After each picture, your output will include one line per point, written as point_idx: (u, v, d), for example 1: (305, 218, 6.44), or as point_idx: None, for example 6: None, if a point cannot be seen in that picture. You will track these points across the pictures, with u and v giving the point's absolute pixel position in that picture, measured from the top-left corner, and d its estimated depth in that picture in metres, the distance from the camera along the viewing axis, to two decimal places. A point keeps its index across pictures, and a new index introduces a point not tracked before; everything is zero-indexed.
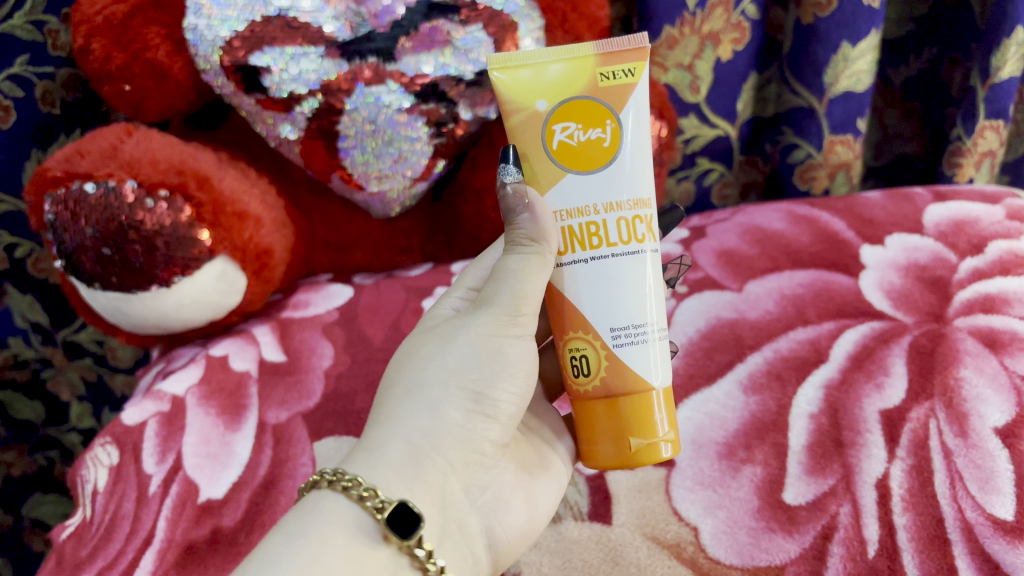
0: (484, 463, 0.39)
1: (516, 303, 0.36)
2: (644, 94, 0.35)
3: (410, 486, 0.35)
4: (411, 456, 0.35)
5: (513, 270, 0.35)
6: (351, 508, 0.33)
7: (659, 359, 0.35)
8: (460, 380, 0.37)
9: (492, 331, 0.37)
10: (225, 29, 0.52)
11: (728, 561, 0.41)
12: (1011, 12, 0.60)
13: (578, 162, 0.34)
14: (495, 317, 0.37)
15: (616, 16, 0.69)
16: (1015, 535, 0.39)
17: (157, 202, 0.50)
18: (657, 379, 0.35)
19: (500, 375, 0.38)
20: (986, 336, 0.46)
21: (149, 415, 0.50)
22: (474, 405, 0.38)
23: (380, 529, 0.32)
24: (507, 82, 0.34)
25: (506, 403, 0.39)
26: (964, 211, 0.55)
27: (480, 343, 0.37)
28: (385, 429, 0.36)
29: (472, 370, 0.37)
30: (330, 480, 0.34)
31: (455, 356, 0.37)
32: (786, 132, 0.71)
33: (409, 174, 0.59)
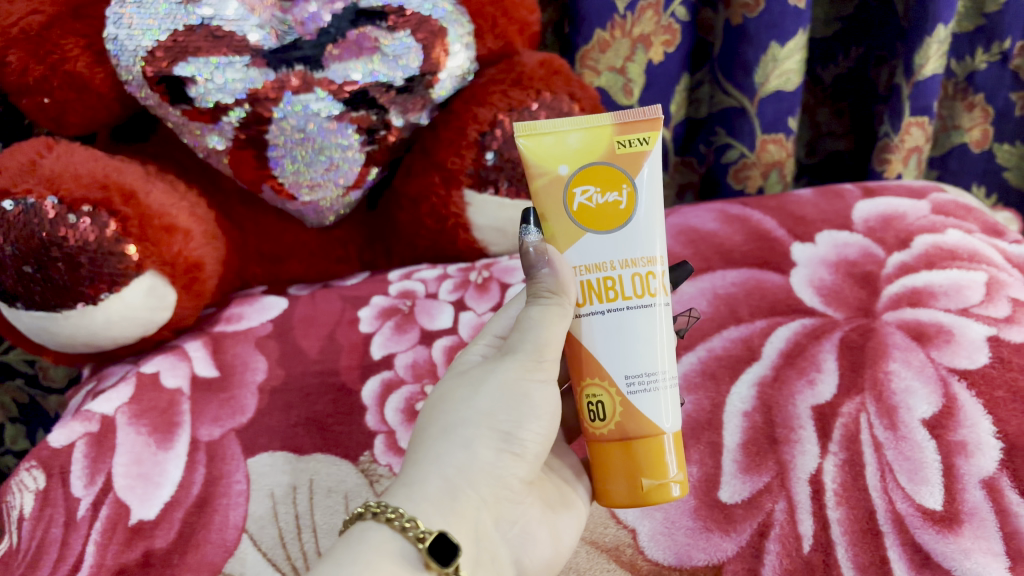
0: (514, 498, 0.38)
1: (541, 349, 0.36)
2: (658, 160, 0.36)
3: (447, 519, 0.34)
4: (447, 491, 0.35)
5: (538, 318, 0.35)
6: (395, 539, 0.32)
7: (673, 405, 0.35)
8: (490, 422, 0.37)
9: (518, 375, 0.37)
10: (147, 39, 0.51)
11: (666, 562, 0.42)
12: (931, 11, 0.61)
13: (597, 223, 0.35)
14: (520, 364, 0.37)
15: (549, 19, 0.69)
16: (944, 525, 0.40)
17: (79, 217, 0.49)
18: (669, 424, 0.35)
19: (528, 417, 0.37)
20: (913, 330, 0.47)
21: (77, 436, 0.48)
22: (505, 444, 0.37)
23: (422, 557, 0.32)
24: (531, 151, 0.35)
25: (533, 443, 0.38)
26: (892, 206, 0.56)
27: (507, 388, 0.37)
28: (422, 466, 0.36)
29: (503, 413, 0.37)
30: (374, 512, 0.33)
31: (487, 399, 0.37)
32: (719, 132, 0.71)
33: (342, 182, 0.58)
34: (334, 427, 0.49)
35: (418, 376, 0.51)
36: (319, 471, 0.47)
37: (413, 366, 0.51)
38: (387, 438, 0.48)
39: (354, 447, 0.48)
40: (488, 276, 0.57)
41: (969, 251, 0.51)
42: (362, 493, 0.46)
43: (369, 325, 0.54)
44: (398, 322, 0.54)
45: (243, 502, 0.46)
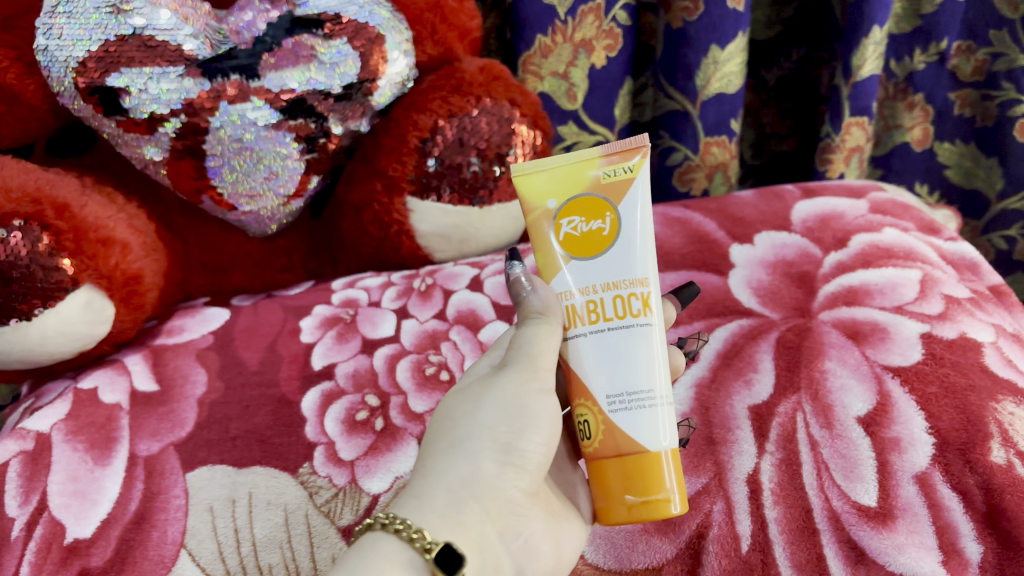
0: (518, 510, 0.38)
1: (534, 361, 0.36)
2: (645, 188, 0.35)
3: (454, 529, 0.34)
4: (453, 504, 0.35)
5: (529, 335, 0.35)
6: (404, 551, 0.33)
7: (668, 421, 0.34)
8: (493, 434, 0.37)
9: (517, 386, 0.37)
10: (78, 49, 0.50)
11: (606, 566, 0.42)
12: (866, 12, 0.62)
13: (582, 250, 0.35)
14: (517, 374, 0.37)
15: (491, 25, 0.69)
16: (878, 520, 0.40)
17: (10, 231, 0.48)
18: (666, 441, 0.34)
19: (529, 427, 0.37)
20: (848, 329, 0.47)
21: (10, 455, 0.47)
22: (506, 457, 0.37)
23: (427, 565, 0.32)
24: (523, 185, 0.36)
25: (536, 453, 0.37)
26: (830, 206, 0.57)
27: (509, 399, 0.37)
28: (428, 478, 0.36)
29: (503, 424, 0.37)
30: (383, 523, 0.33)
31: (488, 411, 0.37)
32: (663, 136, 0.72)
33: (282, 191, 0.58)
34: (273, 439, 0.48)
35: (359, 385, 0.51)
36: (257, 484, 0.46)
37: (354, 376, 0.51)
38: (328, 449, 0.47)
39: (293, 458, 0.47)
40: (432, 283, 0.57)
41: (904, 249, 0.52)
42: (301, 505, 0.45)
43: (311, 334, 0.54)
44: (340, 331, 0.54)
45: (181, 517, 0.45)
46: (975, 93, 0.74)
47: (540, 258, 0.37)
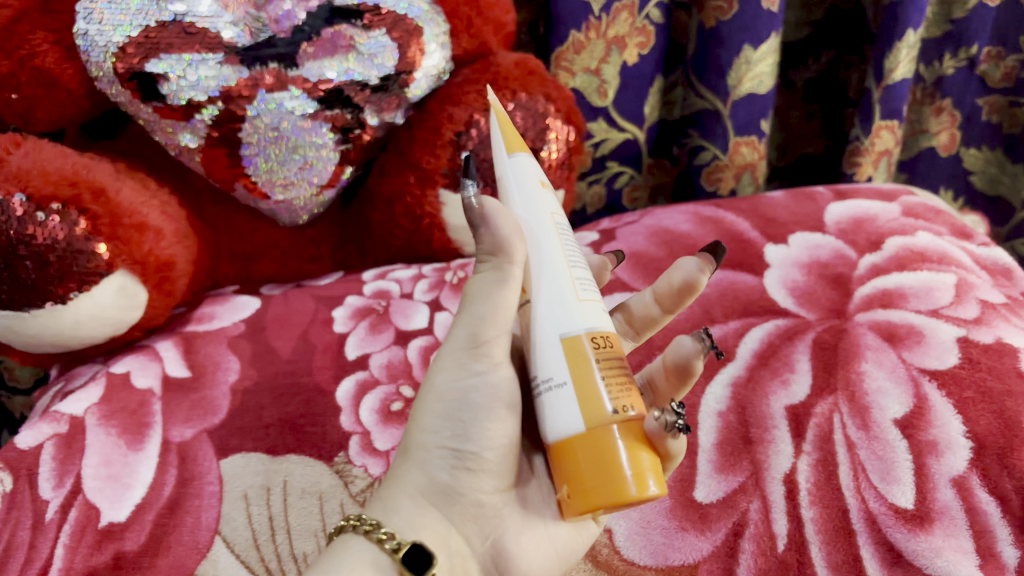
0: (489, 511, 0.37)
1: (474, 331, 0.34)
2: (505, 140, 0.34)
3: (412, 531, 0.35)
4: (416, 509, 0.35)
5: (486, 282, 0.33)
6: (371, 551, 0.33)
7: (573, 403, 0.30)
8: (438, 437, 0.36)
9: (454, 376, 0.35)
10: (118, 35, 0.50)
11: (642, 562, 0.42)
12: (901, 16, 0.62)
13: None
14: (454, 361, 0.35)
15: (523, 20, 0.69)
16: (915, 523, 0.40)
17: (48, 215, 0.48)
18: (557, 432, 0.31)
19: (473, 423, 0.35)
20: (884, 331, 0.47)
21: (45, 438, 0.47)
22: (458, 459, 0.36)
23: (397, 566, 0.33)
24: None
25: (493, 452, 0.36)
26: (863, 209, 0.57)
27: (448, 391, 0.35)
28: (393, 485, 0.36)
29: (446, 427, 0.36)
30: (353, 525, 0.34)
31: (432, 413, 0.36)
32: (692, 134, 0.72)
33: (316, 181, 0.58)
34: (307, 428, 0.48)
35: (394, 376, 0.51)
36: (292, 472, 0.46)
37: (388, 367, 0.51)
38: (363, 438, 0.48)
39: (328, 447, 0.47)
40: (464, 277, 0.58)
41: (939, 253, 0.52)
42: (337, 494, 0.46)
43: (343, 325, 0.54)
44: (372, 322, 0.54)
45: (215, 504, 0.45)
46: (1002, 100, 0.74)
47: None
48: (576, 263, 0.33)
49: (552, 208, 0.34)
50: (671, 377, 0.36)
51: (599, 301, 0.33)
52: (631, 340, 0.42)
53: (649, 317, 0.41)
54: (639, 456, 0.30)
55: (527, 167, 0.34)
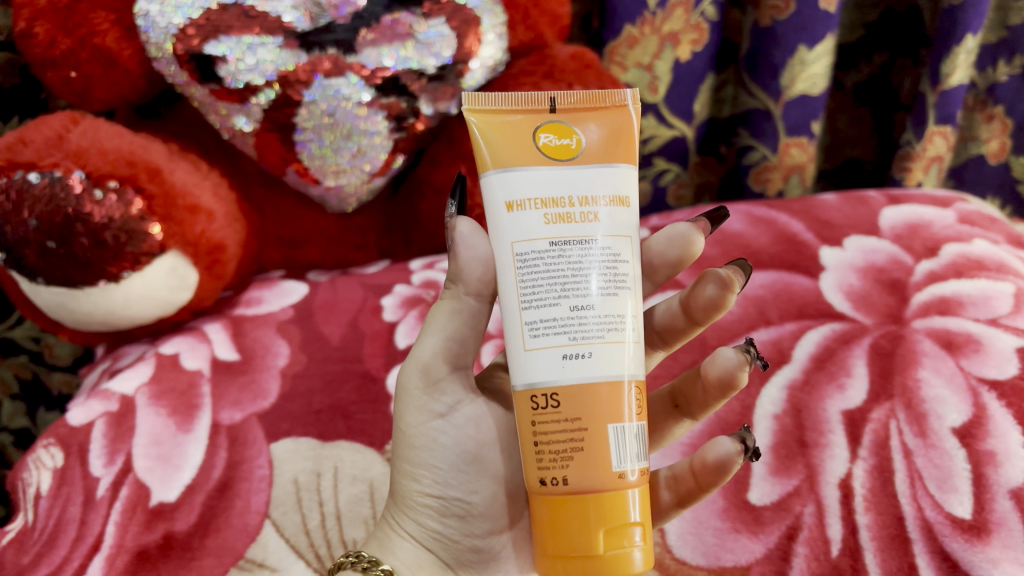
0: (487, 553, 0.38)
1: (427, 367, 0.35)
2: (484, 148, 0.32)
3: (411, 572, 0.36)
4: (412, 553, 0.36)
5: (444, 313, 0.35)
6: None
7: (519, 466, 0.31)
8: (419, 486, 0.36)
9: (420, 421, 0.36)
10: (178, 16, 0.51)
11: (694, 562, 0.42)
12: (961, 20, 0.62)
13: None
14: (416, 406, 0.36)
15: (576, 14, 0.69)
16: (973, 533, 0.39)
17: (106, 193, 0.48)
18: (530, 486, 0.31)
19: (449, 465, 0.36)
20: (942, 338, 0.46)
21: (96, 415, 0.47)
22: (442, 504, 0.36)
23: None
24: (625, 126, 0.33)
25: (473, 494, 0.37)
26: (918, 214, 0.56)
27: (417, 437, 0.36)
28: (385, 529, 0.37)
29: (425, 474, 0.36)
30: (351, 562, 0.36)
31: (409, 461, 0.36)
32: (742, 133, 0.71)
33: (367, 169, 0.57)
34: (357, 415, 0.48)
35: None
36: (342, 458, 0.46)
37: None
38: None
39: (379, 435, 0.47)
40: None
41: (996, 262, 0.51)
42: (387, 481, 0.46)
43: (393, 314, 0.54)
44: (422, 312, 0.54)
45: (265, 488, 0.45)
46: None
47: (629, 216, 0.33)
48: (534, 304, 0.30)
49: (521, 234, 0.31)
50: (715, 389, 0.35)
51: (563, 347, 0.30)
52: (663, 349, 0.40)
53: (675, 327, 0.39)
54: (587, 530, 0.29)
55: (496, 185, 0.31)
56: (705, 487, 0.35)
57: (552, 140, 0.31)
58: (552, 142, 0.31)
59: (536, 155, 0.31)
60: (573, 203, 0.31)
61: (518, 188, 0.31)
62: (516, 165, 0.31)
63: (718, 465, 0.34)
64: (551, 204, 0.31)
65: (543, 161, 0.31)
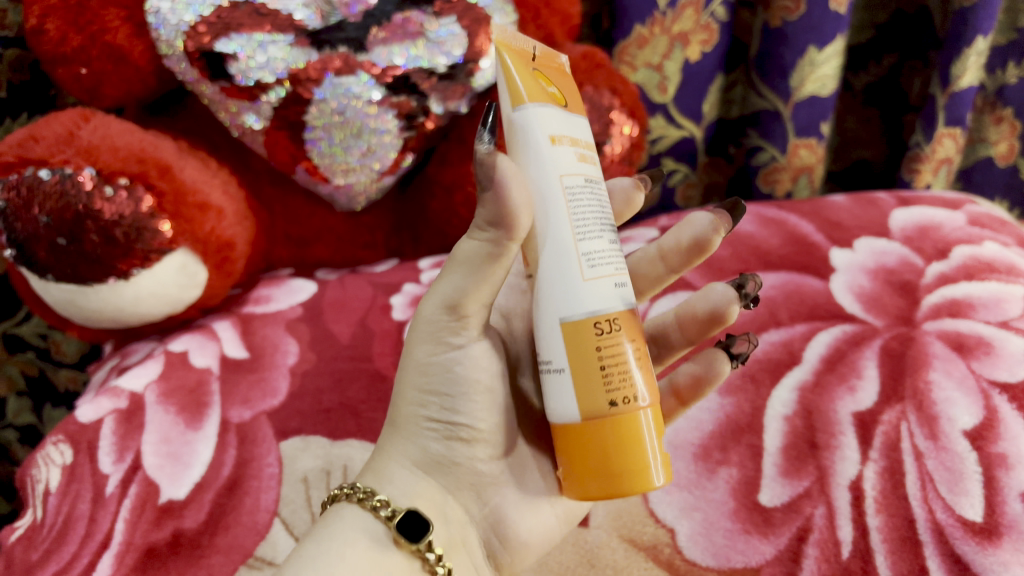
0: (486, 480, 0.38)
1: (454, 303, 0.33)
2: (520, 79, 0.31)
3: (407, 499, 0.35)
4: (409, 478, 0.36)
5: (474, 258, 0.31)
6: (365, 519, 0.34)
7: (570, 392, 0.30)
8: (425, 412, 0.36)
9: (431, 353, 0.35)
10: (190, 13, 0.51)
11: (704, 564, 0.42)
12: (971, 22, 0.62)
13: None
14: (433, 338, 0.35)
15: (586, 14, 0.69)
16: (984, 536, 0.39)
17: (116, 189, 0.48)
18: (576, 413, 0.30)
19: (461, 395, 0.36)
20: (953, 340, 0.46)
21: (105, 412, 0.47)
22: (449, 431, 0.36)
23: (391, 534, 0.34)
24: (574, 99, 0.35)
25: (482, 421, 0.37)
26: (928, 216, 0.56)
27: (428, 367, 0.35)
28: (382, 457, 0.37)
29: (432, 400, 0.36)
30: (347, 493, 0.35)
31: (415, 387, 0.36)
32: (751, 134, 0.71)
33: (377, 167, 0.57)
34: (367, 413, 0.48)
35: None
36: (352, 457, 0.46)
37: None
38: None
39: None
40: None
41: (1006, 264, 0.51)
42: None
43: (402, 312, 0.54)
44: None
45: (274, 486, 0.45)
46: None
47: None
48: (586, 236, 0.30)
49: (566, 167, 0.30)
50: (702, 322, 0.41)
51: (614, 276, 0.31)
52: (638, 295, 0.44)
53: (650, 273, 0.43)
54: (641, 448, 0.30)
55: (532, 122, 0.30)
56: (689, 401, 0.41)
57: (551, 89, 0.32)
58: (553, 89, 0.32)
59: (550, 98, 0.31)
60: (585, 145, 0.32)
61: (554, 125, 0.31)
62: (548, 103, 0.31)
63: (705, 379, 0.40)
64: (576, 143, 0.31)
65: (558, 104, 0.31)
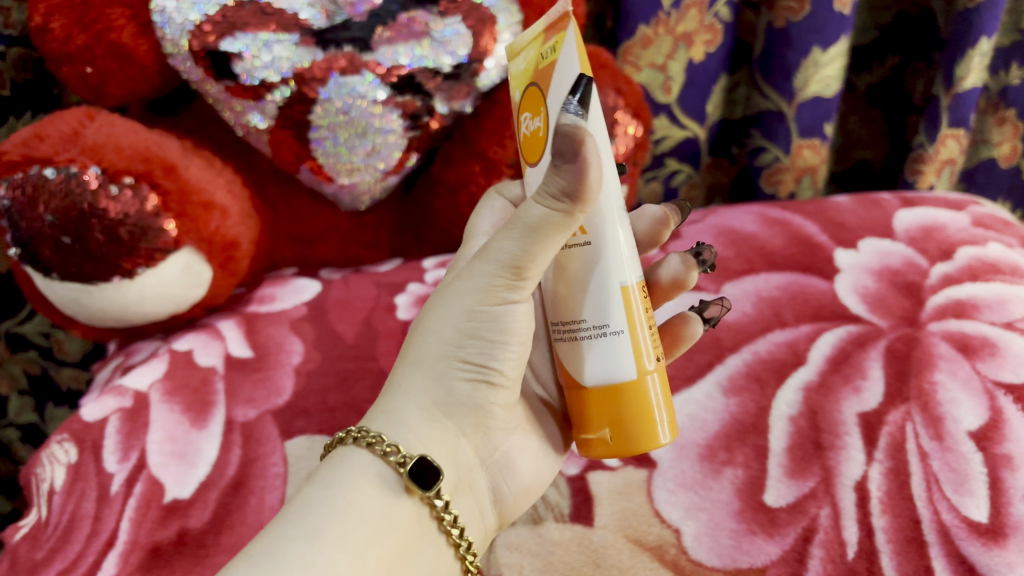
0: (498, 425, 0.38)
1: (519, 261, 0.31)
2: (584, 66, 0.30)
3: (423, 446, 0.34)
4: (425, 421, 0.34)
5: (533, 228, 0.29)
6: (376, 465, 0.33)
7: (627, 353, 0.32)
8: (460, 355, 0.34)
9: (479, 298, 0.33)
10: (195, 12, 0.51)
11: (710, 564, 0.41)
12: (975, 23, 0.62)
13: (531, 154, 0.33)
14: (488, 283, 0.32)
15: (590, 14, 0.69)
16: (989, 537, 0.39)
17: (121, 188, 0.48)
18: (626, 375, 0.32)
19: (500, 344, 0.34)
20: (958, 341, 0.46)
21: (110, 411, 0.47)
22: (480, 374, 0.35)
23: (403, 482, 0.33)
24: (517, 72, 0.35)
25: (511, 368, 0.36)
26: (931, 217, 0.56)
27: (472, 311, 0.33)
28: (397, 394, 0.35)
29: (469, 343, 0.34)
30: (355, 437, 0.33)
31: (454, 328, 0.34)
32: (755, 135, 0.71)
33: (382, 167, 0.57)
34: None
35: None
36: None
37: None
38: None
39: None
40: None
41: (1011, 265, 0.51)
42: None
43: (406, 312, 0.54)
44: None
45: (280, 485, 0.44)
46: None
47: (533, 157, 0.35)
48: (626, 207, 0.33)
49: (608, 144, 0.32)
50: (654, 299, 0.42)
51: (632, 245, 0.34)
52: None
53: None
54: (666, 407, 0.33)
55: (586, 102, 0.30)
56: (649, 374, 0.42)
57: None
58: None
59: None
60: None
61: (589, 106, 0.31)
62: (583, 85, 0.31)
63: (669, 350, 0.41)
64: None
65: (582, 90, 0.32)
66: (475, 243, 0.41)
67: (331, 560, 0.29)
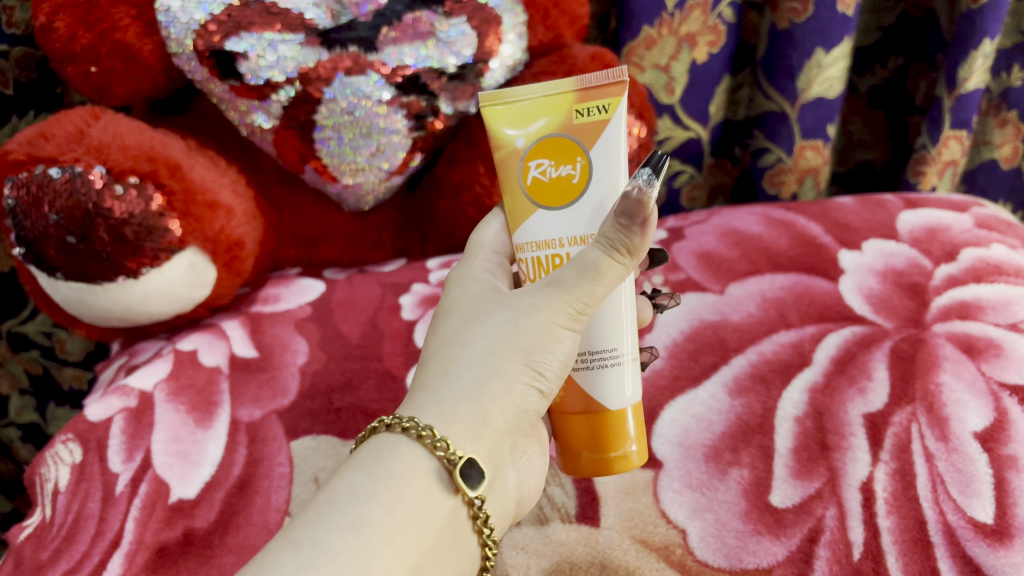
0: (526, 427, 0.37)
1: (587, 295, 0.33)
2: (620, 131, 0.35)
3: (475, 445, 0.32)
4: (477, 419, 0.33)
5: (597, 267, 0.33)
6: (427, 460, 0.31)
7: (629, 378, 0.36)
8: (525, 360, 0.33)
9: (553, 317, 0.33)
10: (200, 12, 0.51)
11: (716, 564, 0.41)
12: (979, 24, 0.62)
13: (548, 198, 0.35)
14: (559, 304, 0.33)
15: (593, 16, 0.69)
16: (995, 538, 0.39)
17: (126, 188, 0.48)
18: (627, 397, 0.36)
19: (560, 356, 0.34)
20: (963, 342, 0.46)
21: (115, 411, 0.47)
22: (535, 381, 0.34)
23: (451, 481, 0.31)
24: (488, 121, 0.36)
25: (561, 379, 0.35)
26: (935, 218, 0.56)
27: (545, 323, 0.33)
28: (452, 386, 0.33)
29: (538, 352, 0.33)
30: (404, 426, 0.31)
31: (528, 335, 0.33)
32: (758, 136, 0.71)
33: (386, 167, 0.57)
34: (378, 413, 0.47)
35: None
36: None
37: None
38: None
39: None
40: None
41: (1014, 266, 0.51)
42: None
43: (411, 312, 0.54)
44: None
45: (285, 485, 0.44)
46: None
47: (508, 204, 0.36)
48: None
49: None
50: None
51: None
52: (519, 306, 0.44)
53: None
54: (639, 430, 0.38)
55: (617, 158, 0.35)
56: None
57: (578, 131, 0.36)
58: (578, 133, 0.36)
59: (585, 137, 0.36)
60: None
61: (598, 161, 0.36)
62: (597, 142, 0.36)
63: None
64: None
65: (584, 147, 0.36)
66: (488, 249, 0.39)
67: (378, 554, 0.28)
